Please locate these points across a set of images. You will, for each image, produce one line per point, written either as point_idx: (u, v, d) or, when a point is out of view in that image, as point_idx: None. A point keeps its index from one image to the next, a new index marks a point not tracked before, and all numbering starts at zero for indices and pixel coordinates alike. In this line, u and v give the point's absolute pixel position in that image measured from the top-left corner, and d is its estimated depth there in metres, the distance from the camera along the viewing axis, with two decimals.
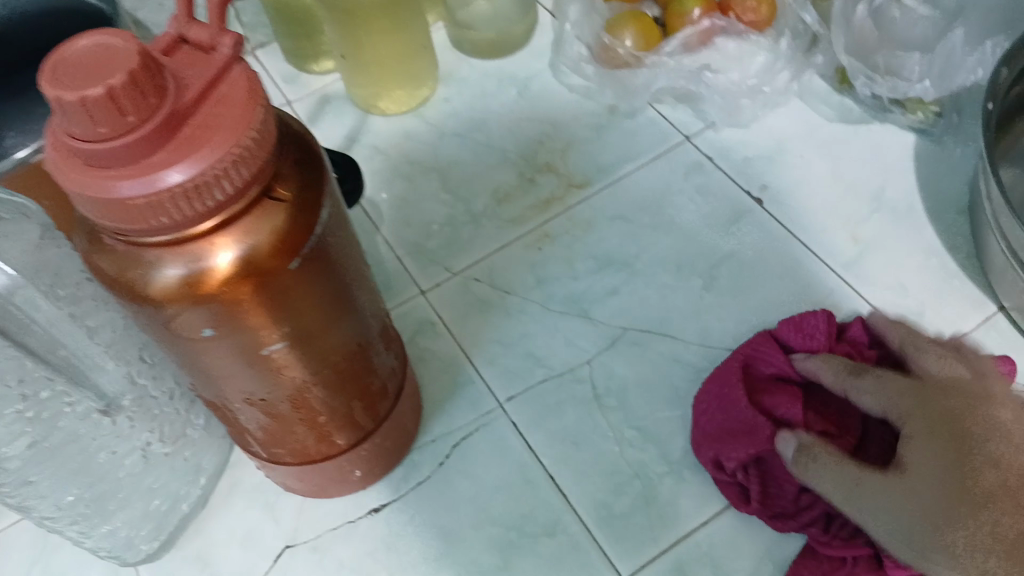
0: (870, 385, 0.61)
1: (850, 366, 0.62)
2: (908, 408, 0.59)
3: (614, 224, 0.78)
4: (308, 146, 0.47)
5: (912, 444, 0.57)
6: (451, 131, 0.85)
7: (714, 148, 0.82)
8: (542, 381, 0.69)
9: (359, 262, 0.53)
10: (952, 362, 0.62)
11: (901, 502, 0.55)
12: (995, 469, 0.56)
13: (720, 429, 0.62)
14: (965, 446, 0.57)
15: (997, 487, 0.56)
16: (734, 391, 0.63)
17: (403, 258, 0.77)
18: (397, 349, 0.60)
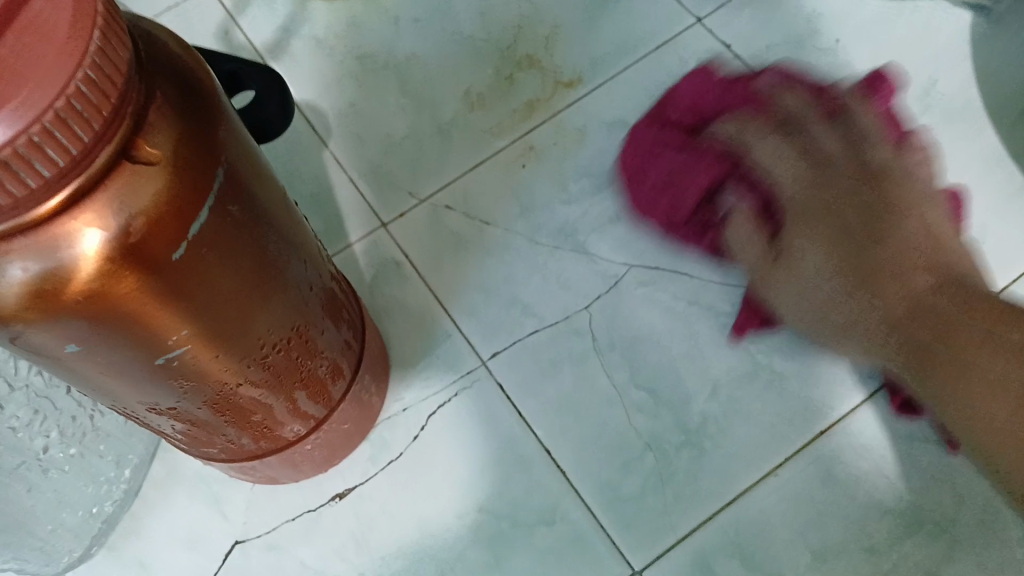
0: (803, 175, 0.55)
1: (808, 171, 0.55)
2: (809, 188, 0.54)
3: (612, 133, 0.64)
4: (189, 76, 0.33)
5: (837, 271, 0.52)
6: (410, 20, 0.70)
7: (730, 30, 0.67)
8: (532, 334, 0.58)
9: (288, 219, 0.40)
10: (894, 156, 0.55)
11: (839, 240, 0.52)
12: (878, 245, 0.52)
13: (634, 190, 0.60)
14: (851, 212, 0.53)
15: (903, 268, 0.51)
16: (649, 135, 0.61)
17: (359, 182, 0.64)
18: (350, 314, 0.48)
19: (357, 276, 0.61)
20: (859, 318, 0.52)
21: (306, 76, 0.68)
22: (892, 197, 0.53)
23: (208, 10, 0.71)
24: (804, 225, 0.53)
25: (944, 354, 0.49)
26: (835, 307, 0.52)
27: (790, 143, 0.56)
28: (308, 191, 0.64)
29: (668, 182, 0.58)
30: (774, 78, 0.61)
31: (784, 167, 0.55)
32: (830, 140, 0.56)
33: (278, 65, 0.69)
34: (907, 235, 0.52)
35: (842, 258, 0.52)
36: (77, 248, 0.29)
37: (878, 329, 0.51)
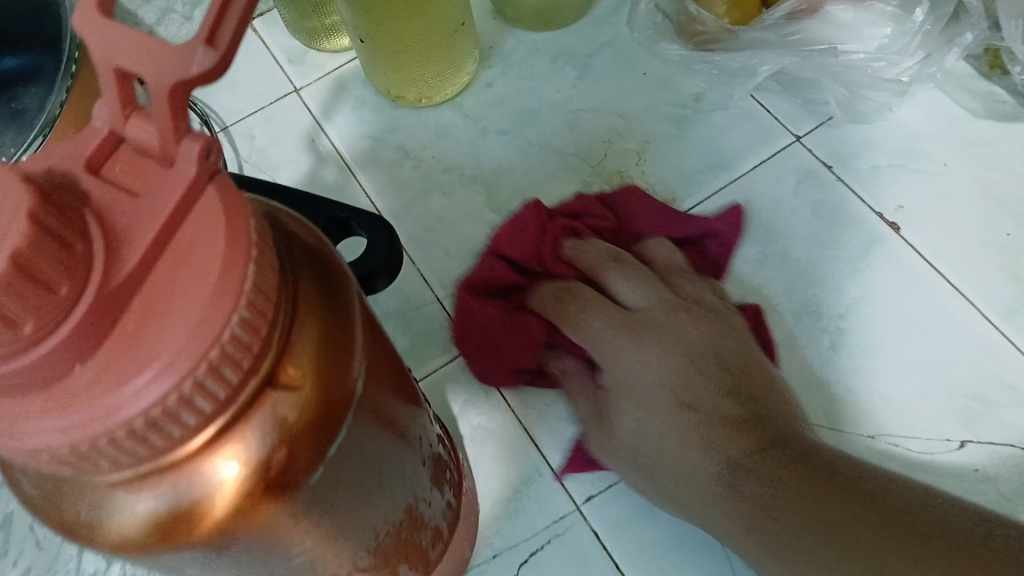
0: (605, 314, 0.55)
1: (619, 327, 0.54)
2: (657, 376, 0.52)
3: (708, 256, 0.62)
4: (319, 273, 0.31)
5: (658, 371, 0.53)
6: (497, 130, 0.69)
7: (830, 151, 0.65)
8: None
9: (405, 393, 0.39)
10: (649, 291, 0.56)
11: (672, 438, 0.51)
12: (742, 408, 0.50)
13: (476, 363, 0.58)
14: (708, 362, 0.52)
15: (709, 416, 0.50)
16: (529, 222, 0.61)
17: (446, 301, 0.62)
18: (453, 473, 0.46)
19: (444, 402, 0.58)
20: (703, 463, 0.50)
21: (392, 187, 0.67)
22: (727, 342, 0.54)
23: (294, 116, 0.71)
24: (621, 383, 0.54)
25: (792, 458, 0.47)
26: (678, 462, 0.51)
27: (674, 270, 0.58)
28: (394, 308, 0.62)
29: (518, 258, 0.60)
30: (623, 198, 0.63)
31: (640, 291, 0.56)
32: (636, 293, 0.56)
33: (364, 175, 0.68)
34: (738, 368, 0.52)
35: (700, 389, 0.52)
36: (215, 480, 0.27)
37: (700, 454, 0.50)
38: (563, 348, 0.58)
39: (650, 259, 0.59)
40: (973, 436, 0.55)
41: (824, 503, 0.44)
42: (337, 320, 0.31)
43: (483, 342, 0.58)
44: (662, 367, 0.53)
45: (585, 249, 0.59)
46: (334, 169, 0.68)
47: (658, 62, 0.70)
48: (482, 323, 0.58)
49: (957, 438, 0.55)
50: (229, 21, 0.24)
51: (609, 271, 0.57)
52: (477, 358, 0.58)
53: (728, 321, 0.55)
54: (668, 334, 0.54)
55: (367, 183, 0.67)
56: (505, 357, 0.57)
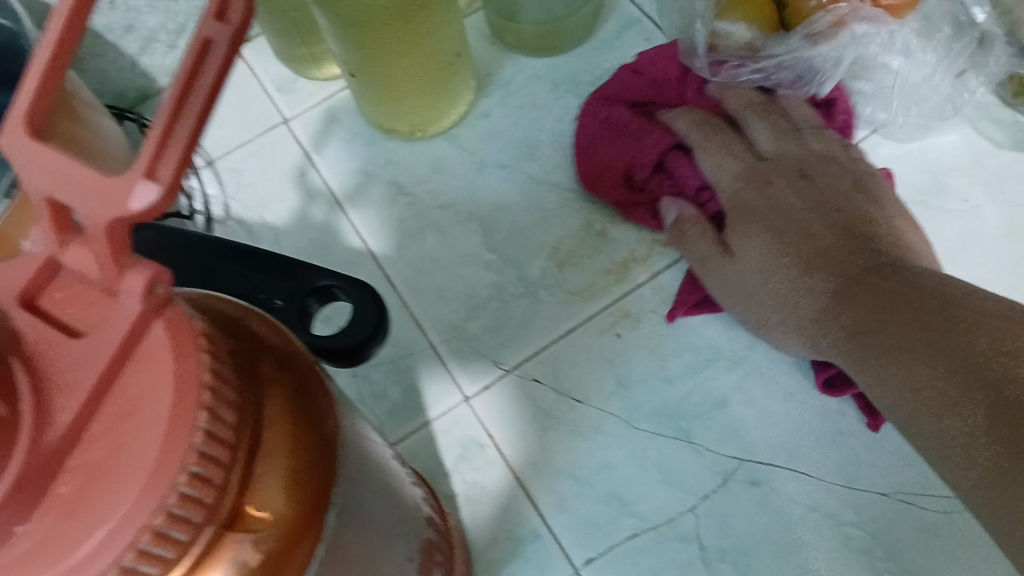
0: (748, 164, 0.61)
1: (739, 164, 0.61)
2: (742, 204, 0.59)
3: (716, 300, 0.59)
4: (296, 380, 0.29)
5: (754, 209, 0.59)
6: (495, 164, 0.66)
7: None
8: (629, 538, 0.53)
9: (389, 497, 0.37)
10: (778, 136, 0.62)
11: (797, 267, 0.55)
12: (875, 250, 0.54)
13: (585, 166, 0.62)
14: (825, 201, 0.58)
15: (818, 249, 0.56)
16: (642, 62, 0.65)
17: (440, 348, 0.60)
18: (445, 555, 0.43)
19: (435, 459, 0.56)
20: (809, 293, 0.54)
21: (385, 226, 0.65)
22: (851, 184, 0.59)
23: (285, 151, 0.69)
24: (742, 211, 0.59)
25: (938, 285, 0.49)
26: (794, 302, 0.54)
27: (781, 115, 0.63)
28: (385, 355, 0.60)
29: (657, 90, 0.65)
30: (712, 68, 0.64)
31: (766, 128, 0.62)
32: (761, 129, 0.62)
33: (356, 213, 0.66)
34: (833, 207, 0.58)
35: (821, 224, 0.57)
36: None
37: (828, 284, 0.54)
38: (682, 174, 0.62)
39: (756, 138, 0.62)
40: None
41: (914, 326, 0.48)
42: (316, 433, 0.28)
43: (603, 146, 0.62)
44: (767, 208, 0.58)
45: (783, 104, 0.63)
46: (325, 208, 0.66)
47: None
48: (616, 122, 0.63)
49: None
50: (171, 152, 0.22)
51: (752, 130, 0.63)
52: (593, 166, 0.62)
53: (856, 168, 0.59)
54: (794, 182, 0.59)
55: (360, 221, 0.65)
56: (636, 158, 0.61)
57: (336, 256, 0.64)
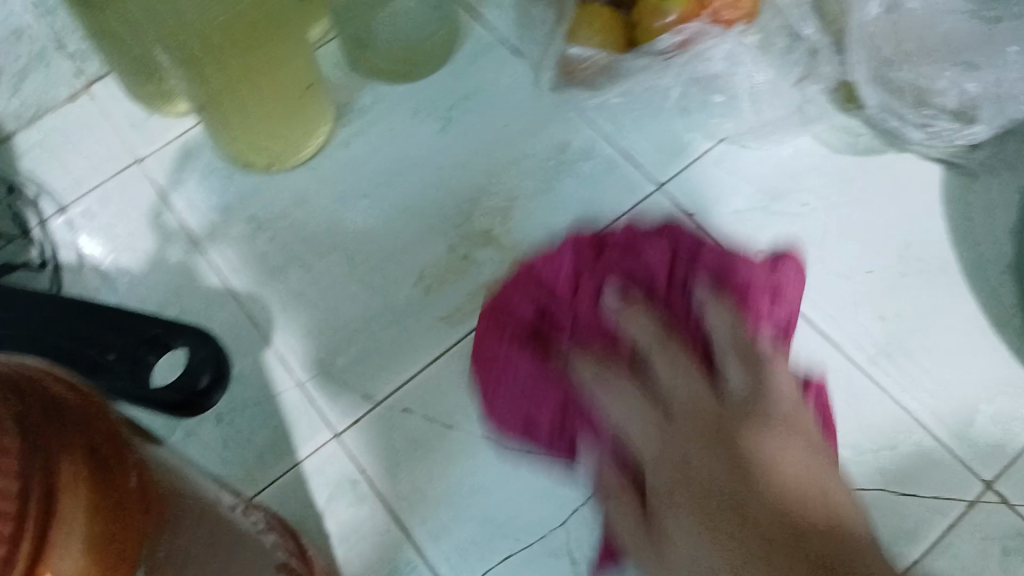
0: (657, 430, 0.43)
1: (665, 350, 0.45)
2: (649, 432, 0.43)
3: None
4: (82, 422, 0.28)
5: (675, 471, 0.41)
6: (357, 193, 0.65)
7: (692, 195, 0.65)
8: (506, 559, 0.54)
9: (224, 534, 0.37)
10: (754, 372, 0.44)
11: (685, 512, 0.39)
12: (784, 510, 0.38)
13: (486, 343, 0.51)
14: (767, 455, 0.41)
15: (709, 490, 0.40)
16: (662, 256, 0.49)
17: (308, 384, 0.59)
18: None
19: (307, 498, 0.56)
20: (693, 543, 0.38)
21: (246, 263, 0.63)
22: (777, 408, 0.43)
23: (138, 193, 0.67)
24: (671, 490, 0.41)
25: (840, 553, 0.36)
26: (683, 556, 0.39)
27: (731, 314, 0.46)
28: (251, 398, 0.59)
29: (548, 303, 0.49)
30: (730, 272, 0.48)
31: (691, 379, 0.44)
32: (721, 326, 0.45)
33: (215, 252, 0.64)
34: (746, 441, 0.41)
35: (727, 471, 0.40)
36: None
37: (710, 530, 0.38)
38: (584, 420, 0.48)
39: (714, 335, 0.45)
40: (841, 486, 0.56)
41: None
42: (109, 471, 0.27)
43: (497, 390, 0.51)
44: (689, 450, 0.42)
45: (709, 307, 0.46)
46: (182, 250, 0.65)
47: (521, 110, 0.68)
48: (530, 285, 0.50)
49: None
50: None
51: (679, 349, 0.45)
52: (498, 414, 0.51)
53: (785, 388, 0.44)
54: (704, 440, 0.42)
55: (220, 261, 0.64)
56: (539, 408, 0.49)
57: (197, 300, 0.63)
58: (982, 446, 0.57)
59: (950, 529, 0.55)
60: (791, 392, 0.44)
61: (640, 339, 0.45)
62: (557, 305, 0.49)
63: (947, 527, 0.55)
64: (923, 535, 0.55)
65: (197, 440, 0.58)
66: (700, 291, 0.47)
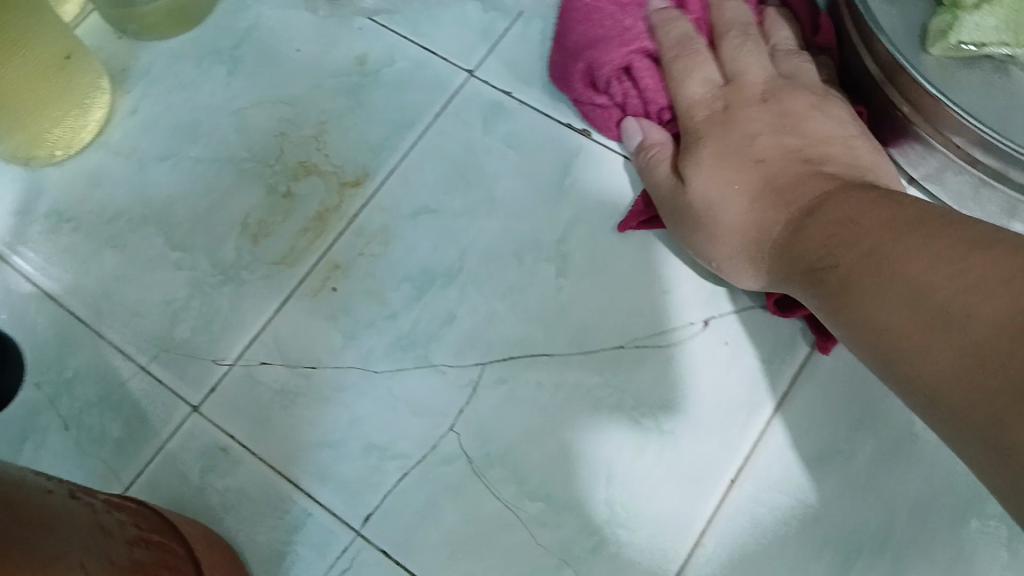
0: (771, 204, 0.49)
1: (764, 65, 0.56)
2: (699, 125, 0.54)
3: (419, 223, 0.57)
4: None
5: (757, 151, 0.52)
6: (159, 157, 0.61)
7: (506, 76, 0.61)
8: (400, 480, 0.51)
9: (26, 515, 0.32)
10: (801, 73, 0.55)
11: (748, 202, 0.50)
12: (871, 225, 0.43)
13: (563, 22, 0.59)
14: (840, 187, 0.48)
15: (782, 212, 0.49)
16: None
17: (152, 366, 0.55)
18: (158, 545, 0.41)
19: (180, 478, 0.52)
20: (763, 216, 0.49)
21: (57, 259, 0.58)
22: (798, 109, 0.53)
23: None
24: (729, 166, 0.51)
25: (880, 251, 0.41)
26: (763, 241, 0.49)
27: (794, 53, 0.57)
28: (94, 395, 0.55)
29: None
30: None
31: (757, 58, 0.56)
32: (787, 42, 0.58)
33: (19, 256, 0.59)
34: (809, 133, 0.52)
35: (826, 191, 0.48)
36: None
37: (778, 221, 0.49)
38: (648, 85, 0.57)
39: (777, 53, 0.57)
40: (715, 312, 0.54)
41: (889, 313, 0.39)
42: None
43: (586, 25, 0.58)
44: (764, 146, 0.52)
45: (770, 15, 0.59)
46: None
47: (308, 35, 0.64)
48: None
49: (700, 319, 0.54)
50: None
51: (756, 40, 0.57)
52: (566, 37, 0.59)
53: (808, 79, 0.55)
54: (762, 108, 0.54)
55: (26, 263, 0.58)
56: (602, 52, 0.56)
57: (11, 310, 0.57)
58: None
59: None
60: (814, 77, 0.56)
61: (732, 25, 0.57)
62: (588, 62, 0.57)
63: None
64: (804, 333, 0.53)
65: (46, 453, 0.53)
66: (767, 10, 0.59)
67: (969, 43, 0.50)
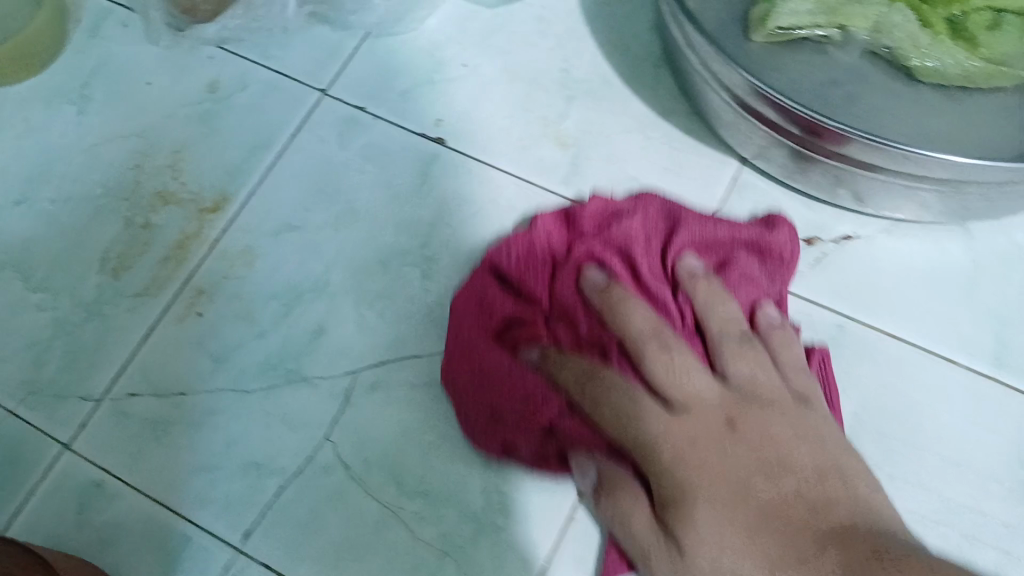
0: (731, 531, 0.43)
1: (659, 328, 0.50)
2: (638, 436, 0.47)
3: (281, 240, 0.58)
4: None
5: (704, 474, 0.45)
6: (12, 200, 0.60)
7: (358, 93, 0.62)
8: (279, 493, 0.52)
9: None
10: (749, 353, 0.50)
11: (733, 548, 0.43)
12: (826, 555, 0.42)
13: (470, 395, 0.51)
14: (772, 480, 0.45)
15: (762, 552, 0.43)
16: (654, 247, 0.54)
17: (18, 409, 0.54)
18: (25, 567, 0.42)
19: (55, 518, 0.52)
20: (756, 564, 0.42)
21: None
22: (749, 390, 0.48)
23: None
24: (705, 491, 0.44)
25: None
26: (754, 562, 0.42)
27: (720, 306, 0.51)
28: None
29: (523, 274, 0.53)
30: (695, 263, 0.52)
31: (720, 308, 0.51)
32: (716, 312, 0.51)
33: None
34: (759, 431, 0.47)
35: (744, 472, 0.45)
36: None
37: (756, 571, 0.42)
38: (571, 430, 0.49)
39: (705, 317, 0.51)
40: None
41: None
42: None
43: (494, 400, 0.50)
44: (708, 461, 0.46)
45: (699, 287, 0.51)
46: None
47: (158, 67, 0.64)
48: (503, 323, 0.52)
49: None
50: None
51: (680, 346, 0.50)
52: (478, 429, 0.51)
53: (735, 344, 0.50)
54: (734, 439, 0.46)
55: None
56: (501, 406, 0.50)
57: None
58: None
59: None
60: (758, 360, 0.49)
61: (596, 293, 0.51)
62: (492, 369, 0.51)
63: None
64: None
65: None
66: (683, 267, 0.52)
67: (787, 27, 0.56)
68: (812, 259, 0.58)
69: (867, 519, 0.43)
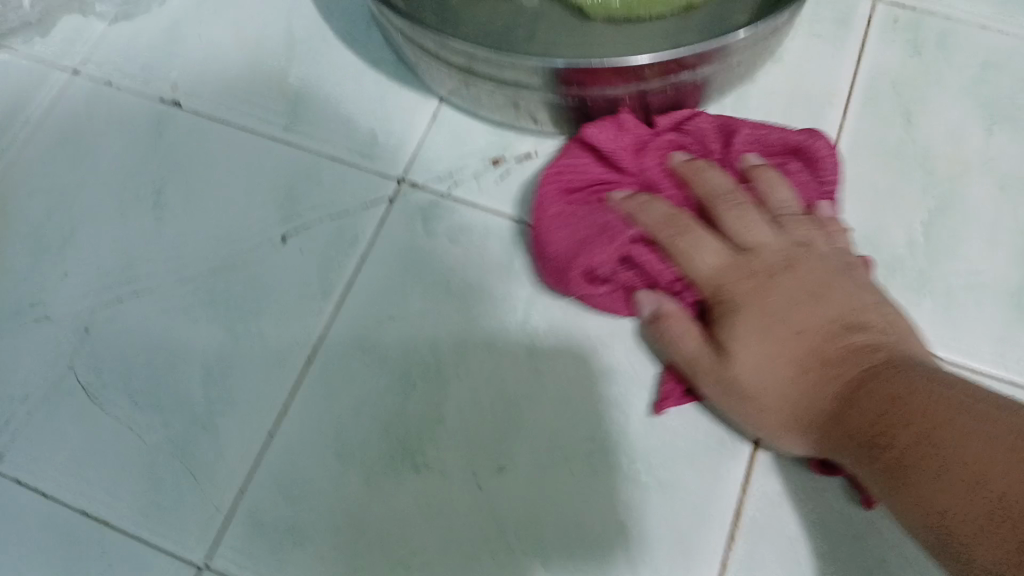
0: (774, 353, 0.49)
1: (744, 205, 0.54)
2: (720, 279, 0.52)
3: (32, 200, 0.67)
4: None
5: (791, 296, 0.51)
6: None
7: (102, 67, 0.71)
8: (28, 416, 0.60)
9: None
10: (815, 222, 0.54)
11: (766, 344, 0.50)
12: (850, 356, 0.48)
13: (540, 222, 0.56)
14: (822, 305, 0.50)
15: (807, 359, 0.49)
16: (706, 131, 0.57)
17: None
18: None
19: None
20: (780, 369, 0.49)
21: None
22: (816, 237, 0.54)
23: None
24: (765, 300, 0.51)
25: (867, 400, 0.46)
26: (795, 394, 0.49)
27: (773, 190, 0.55)
28: None
29: (616, 151, 0.56)
30: (756, 153, 0.56)
31: (783, 193, 0.55)
32: (785, 198, 0.55)
33: None
34: (825, 250, 0.53)
35: (811, 303, 0.50)
36: None
37: (795, 372, 0.49)
38: (652, 269, 0.54)
39: (770, 202, 0.54)
40: (289, 227, 0.64)
41: (885, 410, 0.45)
42: None
43: (557, 223, 0.55)
44: (785, 270, 0.52)
45: (761, 176, 0.55)
46: None
47: None
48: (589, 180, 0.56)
49: (280, 236, 0.64)
50: None
51: (753, 206, 0.54)
52: (551, 246, 0.55)
53: (802, 224, 0.54)
54: (791, 273, 0.52)
55: None
56: (591, 254, 0.53)
57: None
58: (387, 153, 0.66)
59: (382, 222, 0.64)
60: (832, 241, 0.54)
61: (701, 184, 0.55)
62: (604, 220, 0.54)
63: (380, 221, 0.64)
64: (363, 234, 0.64)
65: None
66: (744, 159, 0.56)
67: None
68: (499, 175, 0.65)
69: (893, 332, 0.49)
